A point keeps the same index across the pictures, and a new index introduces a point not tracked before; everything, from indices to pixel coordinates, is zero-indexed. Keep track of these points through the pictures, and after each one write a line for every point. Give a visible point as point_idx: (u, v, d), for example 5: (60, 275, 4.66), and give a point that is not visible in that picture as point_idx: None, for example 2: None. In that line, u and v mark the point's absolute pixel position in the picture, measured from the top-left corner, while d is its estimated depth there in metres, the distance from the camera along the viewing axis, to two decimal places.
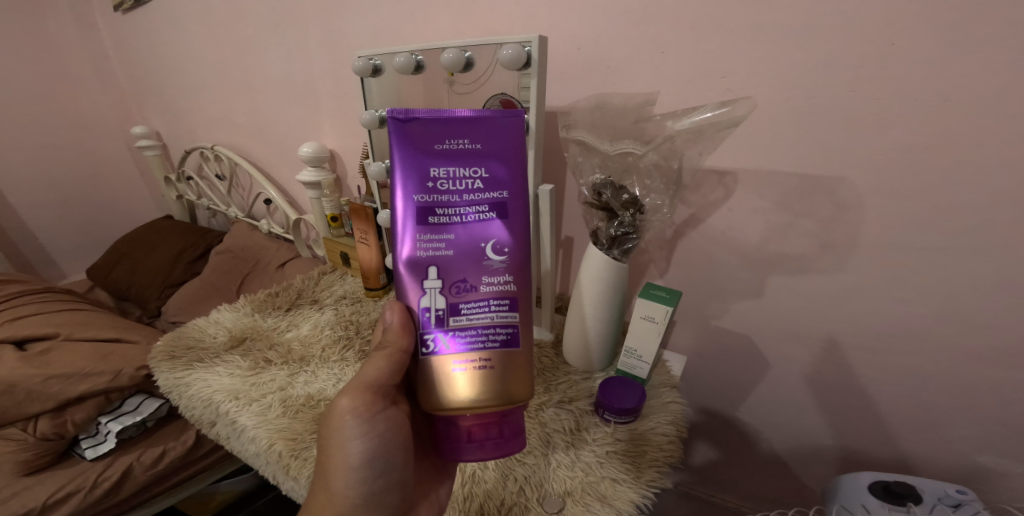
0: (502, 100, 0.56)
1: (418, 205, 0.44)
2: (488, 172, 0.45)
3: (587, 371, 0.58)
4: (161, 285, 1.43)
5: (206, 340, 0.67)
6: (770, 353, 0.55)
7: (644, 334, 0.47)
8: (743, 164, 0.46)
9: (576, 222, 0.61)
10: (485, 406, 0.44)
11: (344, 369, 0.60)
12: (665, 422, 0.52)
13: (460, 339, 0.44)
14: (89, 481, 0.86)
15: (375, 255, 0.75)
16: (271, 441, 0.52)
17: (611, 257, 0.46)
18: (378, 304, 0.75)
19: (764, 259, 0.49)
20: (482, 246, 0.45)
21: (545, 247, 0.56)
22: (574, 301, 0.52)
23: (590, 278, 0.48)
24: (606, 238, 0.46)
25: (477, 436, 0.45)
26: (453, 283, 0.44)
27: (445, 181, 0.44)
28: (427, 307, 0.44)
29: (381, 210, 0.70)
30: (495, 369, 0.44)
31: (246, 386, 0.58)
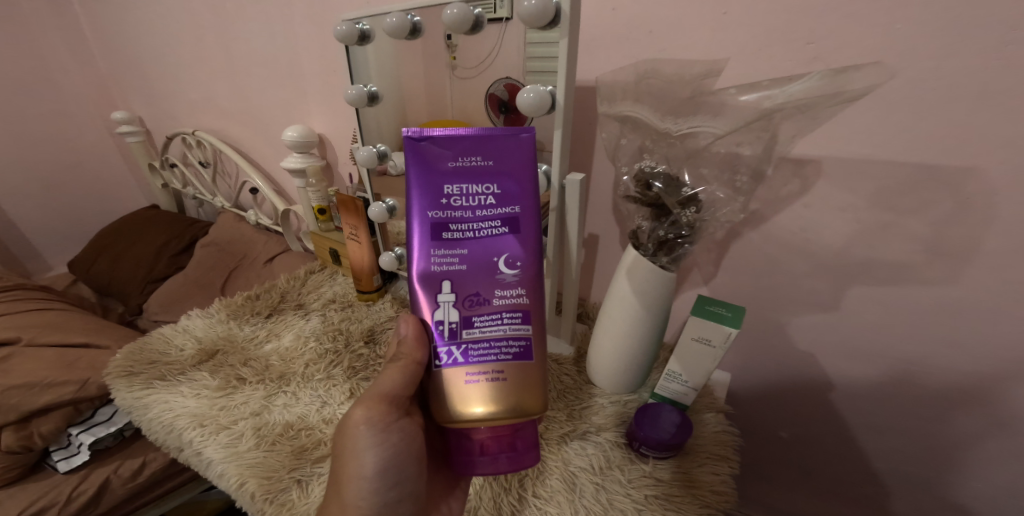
0: (506, 85, 0.49)
1: (428, 222, 0.38)
2: (502, 185, 0.38)
3: (615, 395, 0.49)
4: (144, 280, 1.34)
5: (172, 354, 0.58)
6: (839, 377, 0.46)
7: (697, 357, 0.38)
8: (828, 149, 0.37)
9: (606, 215, 0.51)
10: (505, 416, 0.36)
11: (330, 390, 0.51)
12: (713, 458, 0.44)
13: (472, 357, 0.37)
14: (64, 496, 0.77)
15: (367, 253, 0.66)
16: (243, 480, 0.43)
17: (659, 266, 0.37)
18: (371, 310, 0.65)
19: (843, 267, 0.40)
20: (497, 259, 0.38)
21: (572, 252, 0.48)
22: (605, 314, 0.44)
23: (626, 287, 0.40)
24: (652, 241, 0.37)
25: (491, 449, 0.36)
26: (465, 295, 0.38)
27: (456, 200, 0.38)
28: (439, 318, 0.37)
29: (373, 203, 0.62)
30: (509, 387, 0.36)
31: (214, 410, 0.49)
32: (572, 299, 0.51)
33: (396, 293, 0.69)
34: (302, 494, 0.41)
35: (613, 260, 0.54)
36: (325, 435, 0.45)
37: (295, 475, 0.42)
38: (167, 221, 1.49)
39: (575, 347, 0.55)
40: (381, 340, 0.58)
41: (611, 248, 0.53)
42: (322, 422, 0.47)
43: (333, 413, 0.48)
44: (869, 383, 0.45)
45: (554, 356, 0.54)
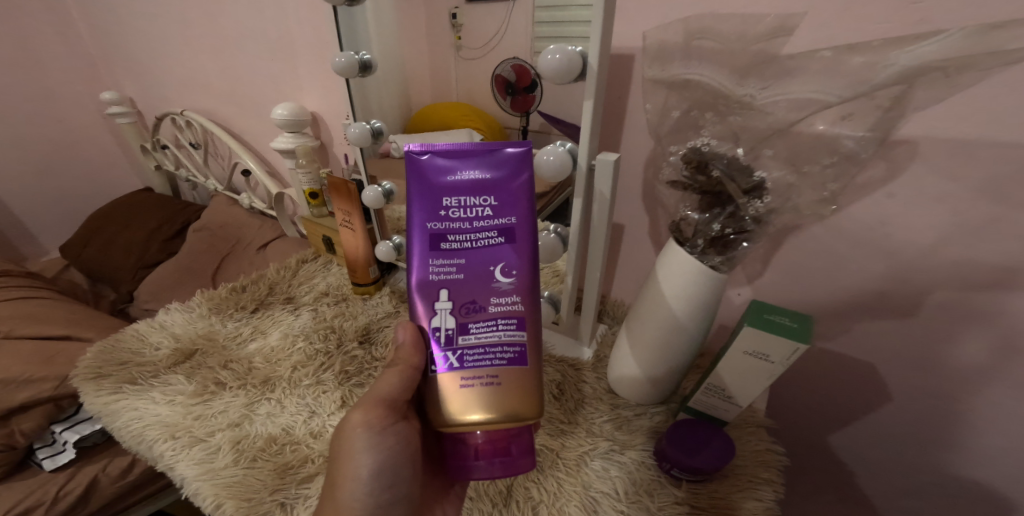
0: (515, 66, 0.45)
1: (424, 235, 0.33)
2: (503, 194, 0.33)
3: (640, 406, 0.43)
4: (135, 266, 1.28)
5: (145, 354, 0.52)
6: (919, 393, 0.39)
7: (751, 378, 0.33)
8: (925, 128, 0.30)
9: (636, 202, 0.45)
10: (498, 418, 0.30)
11: (319, 397, 0.45)
12: (755, 482, 0.38)
13: (466, 363, 0.31)
14: (50, 496, 0.69)
15: (362, 241, 0.59)
16: (219, 502, 0.37)
17: (708, 266, 0.32)
18: (367, 305, 0.58)
19: (932, 268, 0.34)
20: (496, 269, 0.33)
21: (597, 248, 0.42)
22: (637, 315, 0.38)
23: (664, 287, 0.34)
24: (703, 240, 0.31)
25: (485, 453, 0.31)
26: (460, 300, 0.32)
27: (452, 214, 0.33)
28: (434, 326, 0.32)
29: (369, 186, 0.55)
30: (507, 395, 0.31)
31: (187, 419, 0.43)
32: (593, 296, 0.46)
33: (395, 287, 0.62)
34: None
35: (641, 252, 0.48)
36: (312, 451, 0.39)
37: (278, 498, 0.36)
38: (159, 205, 1.42)
39: (594, 351, 0.49)
40: (377, 340, 0.52)
41: (639, 240, 0.47)
42: (309, 435, 0.40)
43: (323, 425, 0.42)
44: (949, 402, 0.38)
45: (571, 361, 0.48)
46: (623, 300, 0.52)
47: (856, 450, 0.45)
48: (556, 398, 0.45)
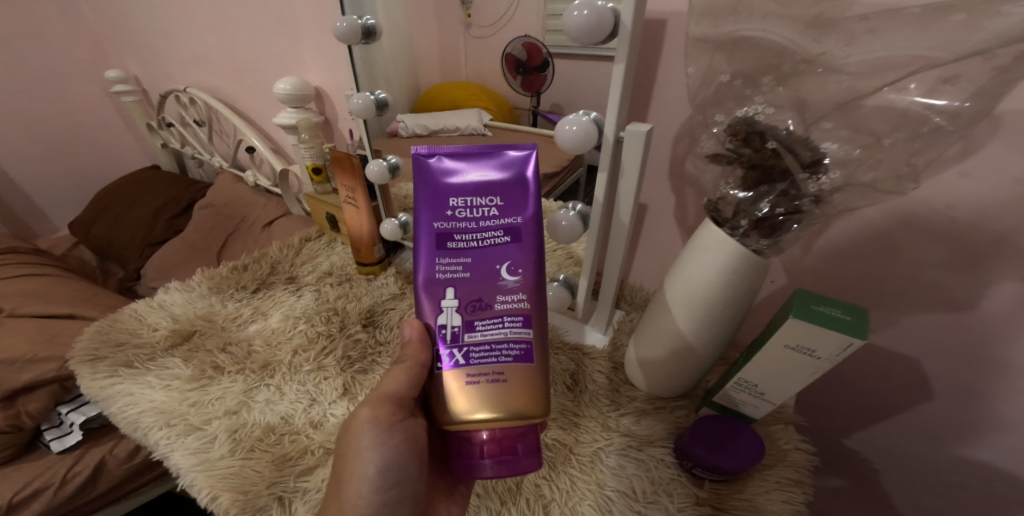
0: (525, 43, 0.44)
1: (429, 233, 0.31)
2: (510, 192, 0.31)
3: (660, 399, 0.41)
4: (142, 244, 1.27)
5: (143, 334, 0.50)
6: (975, 393, 0.35)
7: (789, 376, 0.30)
8: (1010, 98, 0.26)
9: (662, 180, 0.42)
10: (501, 416, 0.28)
11: (320, 384, 0.42)
12: (784, 483, 0.35)
13: (471, 360, 0.29)
14: (57, 478, 0.68)
15: (366, 219, 0.56)
16: (215, 494, 0.35)
17: (751, 250, 0.29)
18: (372, 286, 0.56)
19: (1005, 258, 0.30)
20: (503, 266, 0.30)
21: (621, 229, 0.39)
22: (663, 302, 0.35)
23: (695, 274, 0.31)
24: (748, 221, 0.28)
25: (491, 451, 0.28)
26: (466, 297, 0.30)
27: (458, 212, 0.30)
28: (439, 324, 0.29)
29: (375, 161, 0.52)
30: (514, 393, 0.28)
31: (183, 406, 0.41)
32: (613, 280, 0.43)
33: (400, 267, 0.59)
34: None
35: (664, 235, 0.45)
36: (311, 442, 0.37)
37: (275, 491, 0.34)
38: (165, 183, 1.39)
39: (611, 338, 0.46)
40: (381, 323, 0.49)
41: (662, 221, 0.44)
42: (308, 425, 0.39)
43: (323, 413, 0.40)
44: (1009, 406, 0.35)
45: (585, 349, 0.45)
46: (643, 285, 0.49)
47: (897, 452, 0.42)
48: (569, 389, 0.42)
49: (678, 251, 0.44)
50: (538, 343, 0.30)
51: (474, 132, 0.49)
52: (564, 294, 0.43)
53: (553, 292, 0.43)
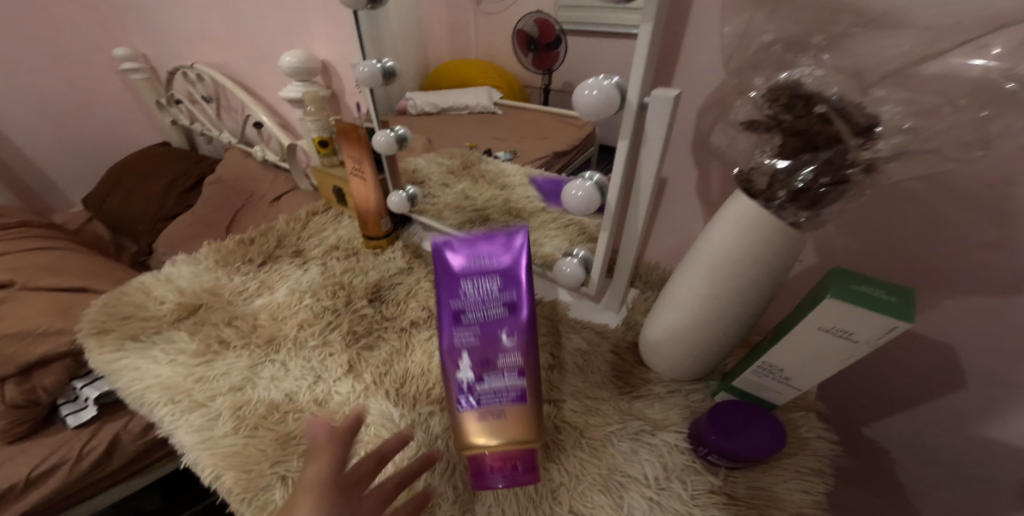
0: (538, 20, 0.41)
1: (442, 307, 0.34)
2: (508, 274, 0.34)
3: (674, 382, 0.39)
4: (153, 219, 1.27)
5: (151, 307, 0.50)
6: (1018, 386, 0.33)
7: (820, 360, 0.28)
8: None
9: (684, 153, 0.39)
10: (512, 439, 0.30)
11: (325, 360, 0.42)
12: (804, 472, 0.34)
13: (483, 400, 0.31)
14: (74, 453, 0.70)
15: (374, 193, 0.54)
16: (218, 472, 0.35)
17: (787, 223, 0.27)
18: (379, 259, 0.54)
19: None
20: (503, 333, 0.33)
21: (640, 203, 0.37)
22: (681, 284, 0.33)
23: (718, 252, 0.29)
24: (786, 191, 0.26)
25: (502, 470, 0.30)
26: (479, 357, 0.32)
27: (464, 287, 0.33)
28: (455, 377, 0.32)
29: (385, 134, 0.50)
30: (520, 420, 0.31)
31: (188, 382, 0.40)
32: (630, 256, 0.42)
33: (408, 242, 0.57)
34: (287, 494, 0.33)
35: (683, 211, 0.42)
36: (316, 420, 0.37)
37: (279, 471, 0.34)
38: (174, 160, 1.38)
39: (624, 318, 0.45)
40: (388, 298, 0.48)
41: (682, 196, 0.42)
42: (312, 402, 0.38)
43: (328, 391, 0.39)
44: None
45: (598, 329, 0.44)
46: (659, 263, 0.47)
47: (924, 442, 0.40)
48: (580, 370, 0.41)
49: (698, 228, 0.42)
50: (531, 378, 0.32)
51: (483, 109, 0.52)
52: (579, 271, 0.41)
53: (568, 269, 0.41)
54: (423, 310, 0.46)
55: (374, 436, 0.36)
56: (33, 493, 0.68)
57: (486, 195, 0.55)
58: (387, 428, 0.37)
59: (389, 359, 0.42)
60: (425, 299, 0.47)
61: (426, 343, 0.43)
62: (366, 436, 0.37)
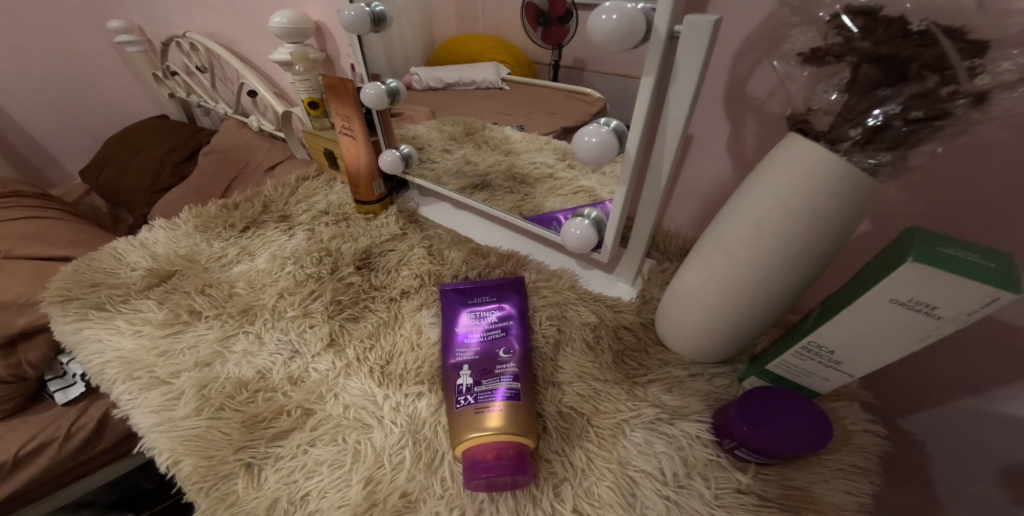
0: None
1: (447, 335, 0.36)
2: (511, 284, 0.39)
3: (694, 364, 0.35)
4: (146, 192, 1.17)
5: (120, 273, 0.45)
6: None
7: (884, 340, 0.24)
8: None
9: (715, 104, 0.33)
10: (499, 431, 0.28)
11: (305, 332, 0.38)
12: (848, 471, 0.29)
13: (481, 398, 0.30)
14: (62, 432, 0.63)
15: (366, 152, 0.48)
16: (177, 458, 0.31)
17: (860, 170, 0.21)
18: (371, 226, 0.49)
19: None
20: (500, 349, 0.34)
21: (664, 157, 0.31)
22: (710, 250, 0.28)
23: (763, 207, 0.24)
24: (863, 129, 0.21)
25: (484, 463, 0.28)
26: (478, 365, 0.33)
27: (466, 318, 0.37)
28: (455, 383, 0.32)
29: (375, 85, 0.44)
30: (513, 413, 0.30)
31: (151, 356, 0.36)
32: (647, 223, 0.36)
33: (403, 207, 0.52)
34: (251, 484, 0.30)
35: (711, 172, 0.36)
36: (287, 401, 0.33)
37: (243, 458, 0.30)
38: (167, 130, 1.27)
39: (639, 291, 0.40)
40: (378, 266, 0.44)
41: (709, 155, 0.36)
42: (286, 380, 0.34)
43: (305, 368, 0.35)
44: None
45: (610, 302, 0.39)
46: (679, 231, 0.42)
47: None
48: (589, 348, 0.36)
49: (728, 192, 0.36)
50: (527, 385, 0.32)
51: (490, 85, 0.44)
52: (591, 233, 0.35)
53: (579, 231, 0.35)
54: (415, 279, 0.42)
55: (354, 420, 0.32)
56: (20, 473, 0.60)
57: (489, 161, 0.48)
58: (369, 411, 0.33)
59: (375, 332, 0.38)
60: (418, 268, 0.42)
61: (415, 316, 0.39)
62: (346, 419, 0.32)
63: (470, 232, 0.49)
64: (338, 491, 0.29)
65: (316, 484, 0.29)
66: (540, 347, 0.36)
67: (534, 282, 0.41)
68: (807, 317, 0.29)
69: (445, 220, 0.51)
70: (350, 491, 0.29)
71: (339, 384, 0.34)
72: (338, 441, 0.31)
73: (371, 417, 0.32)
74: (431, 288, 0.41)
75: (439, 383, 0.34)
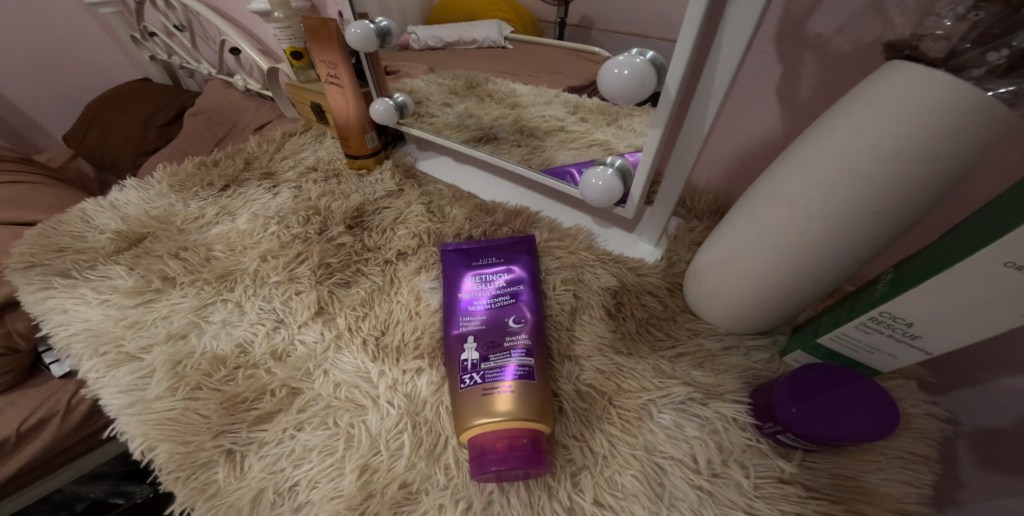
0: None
1: (449, 301, 0.32)
2: (521, 245, 0.35)
3: (727, 337, 0.31)
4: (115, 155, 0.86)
5: (86, 236, 0.40)
6: None
7: (984, 314, 0.19)
8: None
9: (767, 36, 0.27)
10: (510, 417, 0.25)
11: (290, 300, 0.34)
12: (905, 460, 0.26)
13: (489, 378, 0.27)
14: (63, 406, 0.54)
15: (355, 101, 0.42)
16: (150, 445, 0.28)
17: (996, 98, 0.16)
18: (364, 182, 0.44)
19: None
20: (510, 318, 0.30)
21: (709, 104, 0.25)
22: (766, 207, 0.23)
23: (852, 148, 0.19)
24: (1008, 53, 0.15)
25: (494, 453, 0.24)
26: (484, 339, 0.29)
27: (470, 283, 0.32)
28: (459, 359, 0.28)
29: (364, 22, 0.37)
30: (525, 394, 0.26)
31: (118, 328, 0.33)
32: (678, 184, 0.30)
33: (399, 162, 0.47)
34: (233, 472, 0.27)
35: (754, 124, 0.30)
36: (271, 380, 0.30)
37: (223, 444, 0.27)
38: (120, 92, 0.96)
39: (663, 252, 0.35)
40: (372, 225, 0.39)
41: (754, 103, 0.30)
42: (269, 355, 0.31)
43: (290, 340, 0.32)
44: None
45: (632, 265, 0.34)
46: (709, 187, 0.36)
47: None
48: (610, 317, 0.32)
49: (774, 149, 0.30)
50: (541, 360, 0.28)
51: (492, 44, 0.41)
52: (615, 184, 0.30)
53: (602, 182, 0.30)
54: (413, 238, 0.37)
55: (346, 400, 0.29)
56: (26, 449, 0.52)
57: (493, 113, 0.42)
58: (362, 391, 0.29)
59: (369, 299, 0.34)
60: (417, 226, 0.38)
61: (413, 280, 0.35)
62: (337, 400, 0.29)
63: (474, 187, 0.44)
64: (330, 481, 0.26)
65: (305, 474, 0.26)
66: (554, 316, 0.32)
67: (546, 241, 0.36)
68: (873, 283, 0.24)
69: (446, 175, 0.46)
70: (343, 481, 0.26)
71: (329, 360, 0.31)
72: (328, 425, 0.28)
73: (365, 398, 0.29)
74: (431, 248, 0.36)
75: (440, 356, 0.30)
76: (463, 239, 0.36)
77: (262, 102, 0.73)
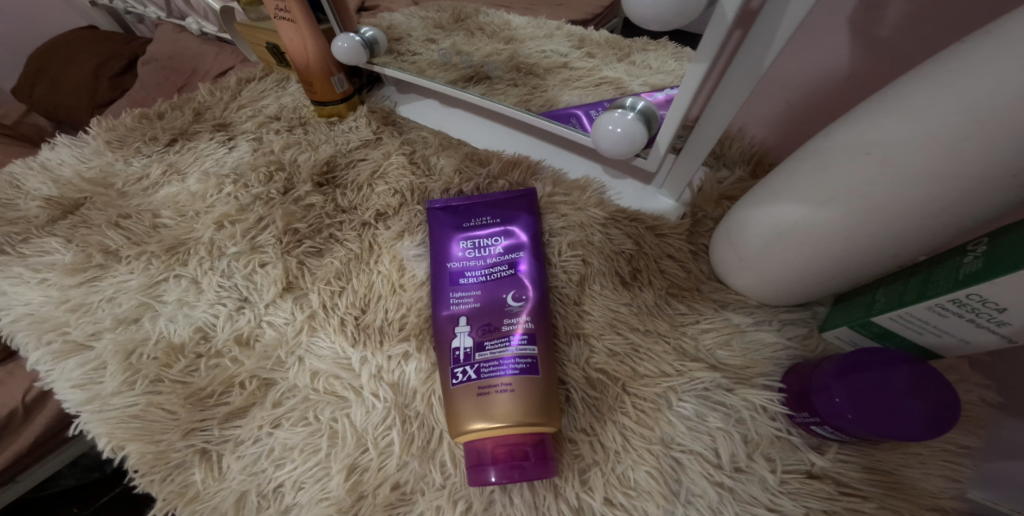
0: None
1: (438, 272, 0.27)
2: (517, 202, 0.29)
3: (758, 310, 0.27)
4: (66, 112, 0.77)
5: (18, 203, 0.34)
6: None
7: None
8: None
9: None
10: (512, 422, 0.21)
11: (254, 274, 0.29)
12: (951, 452, 0.23)
13: (485, 373, 0.23)
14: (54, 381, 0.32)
15: (314, 37, 0.35)
16: (115, 444, 0.25)
17: None
18: (335, 132, 0.38)
19: None
20: (509, 294, 0.26)
21: (776, 32, 0.19)
22: (844, 165, 0.18)
23: (1003, 90, 0.13)
24: None
25: (499, 459, 0.21)
26: (478, 321, 0.25)
27: (461, 250, 0.28)
28: (450, 348, 0.24)
29: None
30: (529, 394, 0.22)
31: (61, 312, 0.28)
32: (714, 133, 0.25)
33: (376, 107, 0.40)
34: (211, 474, 0.24)
35: (817, 60, 0.24)
36: (239, 370, 0.26)
37: (195, 443, 0.24)
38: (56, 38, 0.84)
39: (686, 207, 0.30)
40: (346, 181, 0.34)
41: (821, 33, 0.23)
42: (234, 342, 0.27)
43: (257, 322, 0.28)
44: None
45: (650, 224, 0.30)
46: (744, 131, 0.31)
47: None
48: (622, 288, 0.28)
49: (835, 93, 0.25)
50: (545, 347, 0.24)
51: None
52: (636, 131, 0.24)
53: (620, 128, 0.24)
54: (394, 196, 0.32)
55: (326, 392, 0.25)
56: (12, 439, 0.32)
57: (483, 49, 0.36)
58: (343, 381, 0.25)
59: (345, 271, 0.29)
60: (398, 181, 0.33)
61: (394, 246, 0.30)
62: (315, 392, 0.25)
63: (465, 133, 0.37)
64: (317, 482, 0.23)
65: (289, 475, 0.23)
66: (560, 288, 0.28)
67: (549, 197, 0.31)
68: (956, 255, 0.19)
69: (433, 121, 0.39)
70: (330, 482, 0.23)
71: (303, 344, 0.27)
72: (309, 420, 0.25)
73: (345, 389, 0.25)
74: (415, 207, 0.31)
75: (429, 338, 0.26)
76: (454, 194, 0.31)
77: (222, 46, 0.65)
